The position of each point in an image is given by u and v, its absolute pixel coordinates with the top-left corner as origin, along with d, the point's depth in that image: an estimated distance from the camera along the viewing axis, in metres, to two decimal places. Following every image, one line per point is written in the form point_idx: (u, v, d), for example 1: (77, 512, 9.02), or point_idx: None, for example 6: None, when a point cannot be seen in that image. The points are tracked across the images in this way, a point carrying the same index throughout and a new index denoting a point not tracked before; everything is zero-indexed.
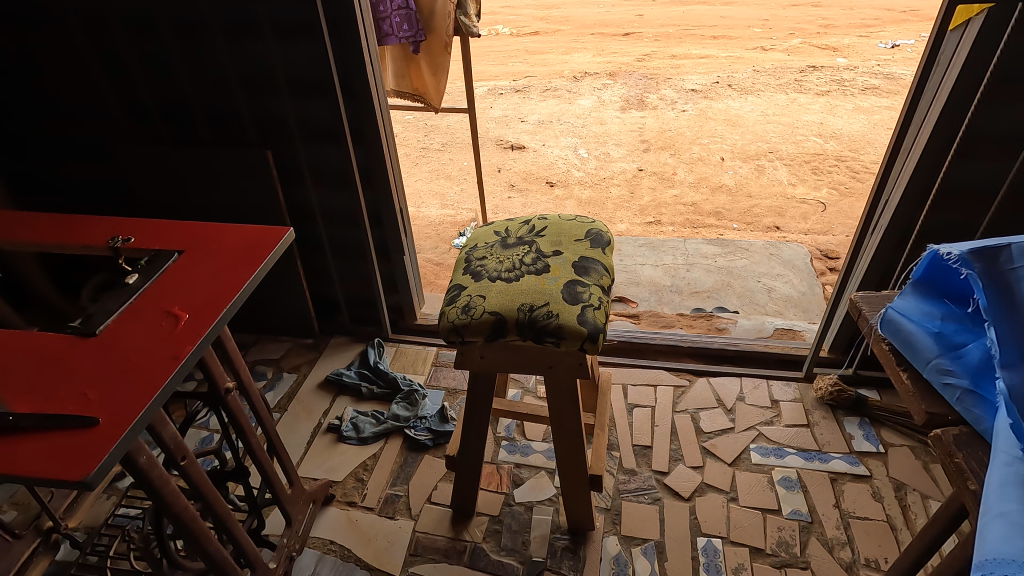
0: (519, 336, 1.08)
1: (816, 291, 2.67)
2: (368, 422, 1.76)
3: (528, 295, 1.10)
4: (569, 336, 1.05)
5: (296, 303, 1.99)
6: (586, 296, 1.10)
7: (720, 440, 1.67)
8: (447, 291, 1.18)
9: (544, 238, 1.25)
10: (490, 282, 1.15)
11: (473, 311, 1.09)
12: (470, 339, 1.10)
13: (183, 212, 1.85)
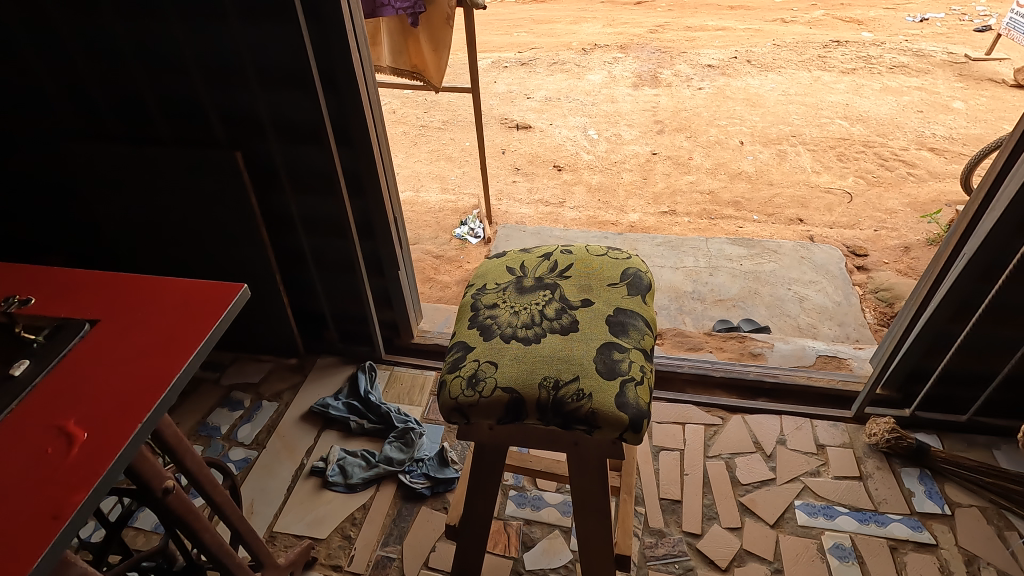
0: (541, 421, 0.85)
1: (852, 301, 2.43)
2: (358, 465, 1.54)
3: (552, 366, 0.86)
4: (605, 423, 0.82)
5: (276, 320, 1.75)
6: (625, 367, 0.87)
7: (760, 494, 1.46)
8: (448, 351, 0.94)
9: (569, 280, 1.00)
10: (502, 344, 0.91)
11: (482, 384, 0.86)
12: (477, 420, 0.87)
13: (144, 219, 1.59)
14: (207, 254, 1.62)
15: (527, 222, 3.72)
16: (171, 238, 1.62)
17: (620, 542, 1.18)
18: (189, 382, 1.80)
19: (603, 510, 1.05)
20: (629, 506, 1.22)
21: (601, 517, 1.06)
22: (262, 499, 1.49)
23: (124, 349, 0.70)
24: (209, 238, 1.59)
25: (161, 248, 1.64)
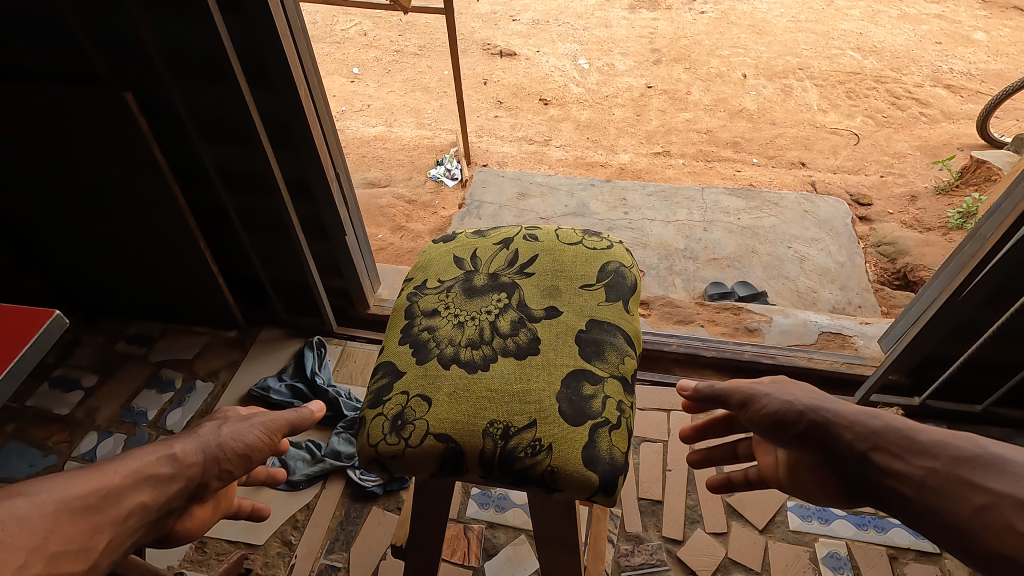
0: (484, 478, 0.66)
1: (856, 262, 2.23)
2: (301, 459, 1.36)
3: (502, 406, 0.67)
4: (567, 485, 0.63)
5: (206, 288, 1.52)
6: (598, 406, 0.67)
7: (749, 494, 1.31)
8: (371, 375, 0.74)
9: (531, 279, 0.79)
10: (440, 372, 0.70)
11: (410, 430, 0.66)
12: (403, 475, 0.67)
13: (32, 172, 1.32)
14: (112, 212, 1.36)
15: (509, 163, 3.41)
16: (69, 194, 1.35)
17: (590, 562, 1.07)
18: (114, 358, 1.59)
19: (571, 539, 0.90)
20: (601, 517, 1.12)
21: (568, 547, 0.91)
22: None
23: None
24: (111, 193, 1.32)
25: (57, 202, 1.38)
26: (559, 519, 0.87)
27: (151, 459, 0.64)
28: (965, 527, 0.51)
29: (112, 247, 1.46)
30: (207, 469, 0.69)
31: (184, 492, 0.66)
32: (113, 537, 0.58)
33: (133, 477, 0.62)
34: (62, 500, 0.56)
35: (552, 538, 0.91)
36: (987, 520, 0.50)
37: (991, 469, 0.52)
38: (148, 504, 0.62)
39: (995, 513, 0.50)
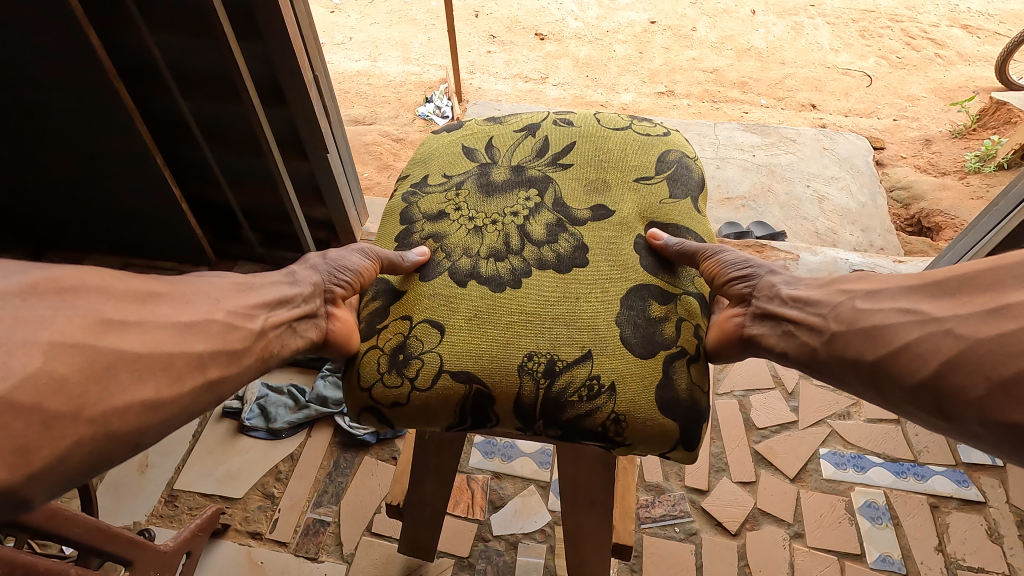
0: (519, 422, 0.62)
1: (879, 202, 2.09)
2: (284, 406, 1.22)
3: (539, 337, 0.63)
4: (635, 427, 0.60)
5: (169, 214, 1.34)
6: (670, 336, 0.63)
7: (779, 441, 1.20)
8: (361, 309, 0.69)
9: (569, 172, 0.75)
10: (450, 293, 0.66)
11: (418, 366, 0.62)
12: (410, 419, 0.63)
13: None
14: (51, 119, 1.16)
15: (504, 100, 3.17)
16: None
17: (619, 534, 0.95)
18: None
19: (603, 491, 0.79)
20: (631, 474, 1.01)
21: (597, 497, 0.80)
22: (160, 448, 1.17)
23: None
24: (45, 96, 1.11)
25: None
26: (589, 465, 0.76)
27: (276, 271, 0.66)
28: (819, 322, 0.58)
29: (55, 162, 1.26)
30: (331, 276, 0.69)
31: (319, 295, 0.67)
32: (275, 307, 0.61)
33: (266, 278, 0.64)
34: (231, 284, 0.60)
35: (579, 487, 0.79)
36: (836, 312, 0.57)
37: (859, 280, 0.59)
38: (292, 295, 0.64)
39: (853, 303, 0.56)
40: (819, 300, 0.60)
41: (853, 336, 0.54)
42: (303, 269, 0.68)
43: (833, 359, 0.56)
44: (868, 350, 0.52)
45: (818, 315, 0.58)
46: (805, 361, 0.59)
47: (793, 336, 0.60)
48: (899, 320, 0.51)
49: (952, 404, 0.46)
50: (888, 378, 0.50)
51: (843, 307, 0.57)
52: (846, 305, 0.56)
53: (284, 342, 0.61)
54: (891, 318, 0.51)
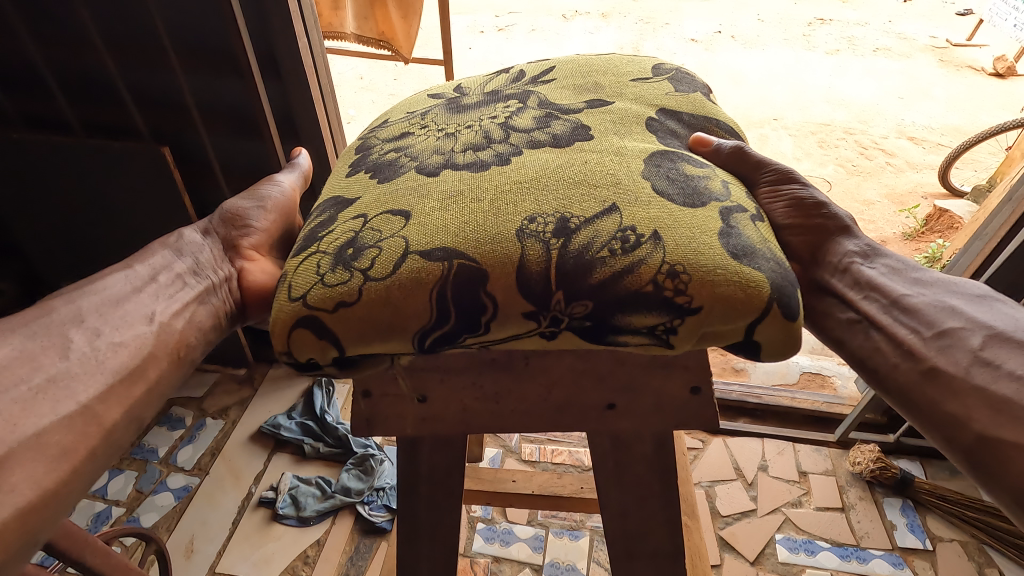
0: (529, 300, 0.49)
1: None
2: (312, 495, 1.41)
3: (542, 203, 0.53)
4: (702, 271, 0.48)
5: None
6: (715, 197, 0.56)
7: (740, 526, 1.39)
8: (308, 224, 0.60)
9: (551, 86, 0.74)
10: (419, 183, 0.58)
11: (374, 254, 0.51)
12: (355, 331, 0.50)
13: (54, 204, 1.38)
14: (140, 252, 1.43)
15: None
16: (98, 238, 1.41)
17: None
18: None
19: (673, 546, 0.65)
20: (700, 543, 0.92)
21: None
22: (203, 534, 1.35)
23: None
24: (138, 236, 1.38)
25: (87, 245, 1.44)
26: (650, 524, 0.64)
27: (162, 251, 0.67)
28: (924, 352, 0.52)
29: None
30: (225, 236, 0.73)
31: (219, 260, 0.70)
32: (179, 293, 0.62)
33: (154, 261, 0.65)
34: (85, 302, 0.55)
35: (635, 542, 0.65)
36: (953, 356, 0.50)
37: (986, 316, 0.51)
38: (187, 272, 0.65)
39: (977, 353, 0.49)
40: (930, 313, 0.54)
41: (967, 395, 0.48)
42: (188, 243, 0.70)
43: (930, 398, 0.51)
44: (978, 418, 0.46)
45: (922, 337, 0.53)
46: (889, 378, 0.54)
47: (879, 346, 0.56)
48: (1016, 403, 0.45)
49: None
50: (996, 461, 0.44)
51: (963, 351, 0.50)
52: (965, 347, 0.50)
53: (201, 322, 0.61)
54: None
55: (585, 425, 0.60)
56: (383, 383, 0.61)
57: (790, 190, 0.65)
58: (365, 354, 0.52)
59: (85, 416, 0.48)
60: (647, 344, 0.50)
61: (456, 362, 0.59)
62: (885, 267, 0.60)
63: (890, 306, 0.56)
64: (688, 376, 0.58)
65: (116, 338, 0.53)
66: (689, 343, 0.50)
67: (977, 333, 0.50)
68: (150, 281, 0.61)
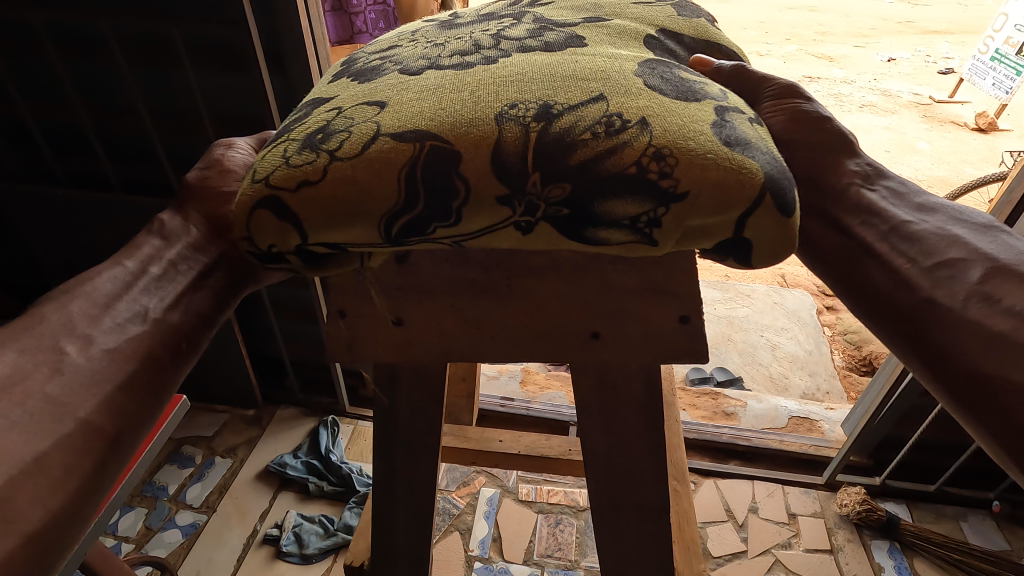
0: (502, 180, 0.44)
1: (823, 350, 2.42)
2: (315, 533, 1.46)
3: (524, 89, 0.48)
4: (693, 154, 0.43)
5: (232, 368, 1.63)
6: (711, 93, 0.51)
7: (732, 568, 1.42)
8: (292, 115, 0.54)
9: (549, 5, 0.67)
10: (400, 80, 0.52)
11: (343, 136, 0.46)
12: (319, 215, 0.45)
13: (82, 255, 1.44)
14: None
15: None
16: None
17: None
18: None
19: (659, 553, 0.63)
20: (689, 506, 0.90)
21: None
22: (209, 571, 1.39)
23: None
24: None
25: None
26: (629, 531, 0.62)
27: (149, 241, 0.57)
28: (920, 283, 0.47)
29: None
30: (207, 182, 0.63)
31: (210, 235, 0.60)
32: (172, 284, 0.53)
33: (143, 254, 0.55)
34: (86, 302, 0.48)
35: (621, 492, 0.60)
36: (950, 289, 0.45)
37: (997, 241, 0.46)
38: (177, 256, 0.56)
39: (977, 287, 0.43)
40: (931, 242, 0.48)
41: (957, 330, 0.43)
42: (170, 221, 0.60)
43: (926, 327, 0.45)
44: (971, 355, 0.41)
45: (919, 268, 0.47)
46: (884, 311, 0.49)
47: (872, 278, 0.50)
48: (1013, 339, 0.40)
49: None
50: (984, 396, 0.39)
51: (961, 284, 0.44)
52: (963, 282, 0.44)
53: (198, 310, 0.54)
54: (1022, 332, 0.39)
55: (567, 356, 0.54)
56: (359, 301, 0.55)
57: (793, 107, 0.60)
58: (325, 247, 0.47)
59: (88, 433, 0.41)
60: (627, 242, 0.45)
61: (432, 283, 0.55)
62: (888, 191, 0.54)
63: (888, 233, 0.51)
64: (679, 304, 0.52)
65: (109, 343, 0.46)
66: (677, 239, 0.45)
67: (979, 266, 0.44)
68: (140, 275, 0.52)
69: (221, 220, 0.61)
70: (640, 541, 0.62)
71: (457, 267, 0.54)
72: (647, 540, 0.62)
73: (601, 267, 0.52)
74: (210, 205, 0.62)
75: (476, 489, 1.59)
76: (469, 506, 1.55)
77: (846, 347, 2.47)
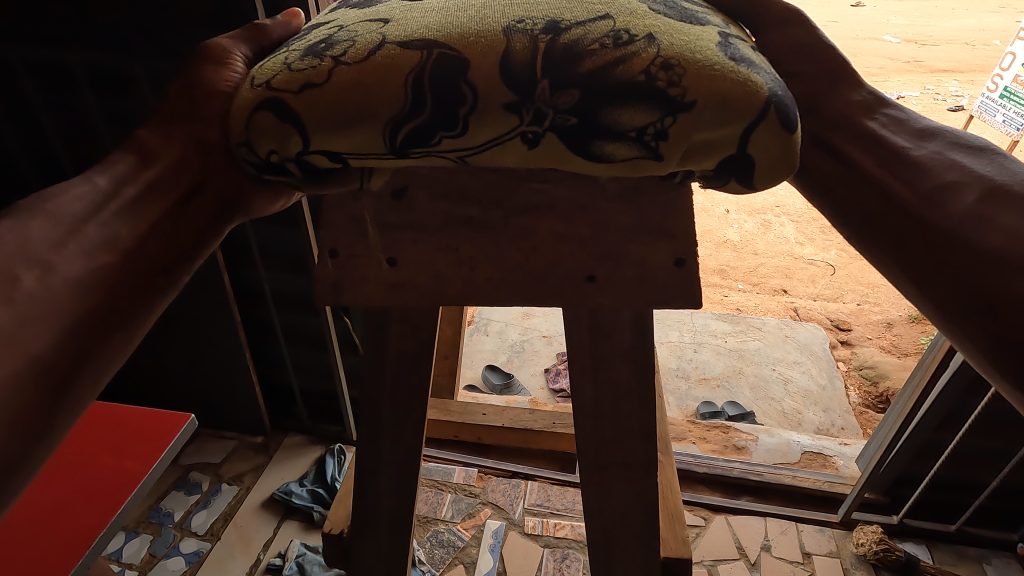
0: (511, 87, 0.46)
1: (837, 386, 2.38)
2: (317, 563, 1.44)
3: (530, 8, 0.50)
4: (700, 66, 0.45)
5: (242, 394, 1.65)
6: (712, 21, 0.53)
7: None
8: (294, 37, 0.57)
9: None
10: (406, 6, 0.54)
11: (347, 45, 0.49)
12: (321, 115, 0.47)
13: None
14: (175, 327, 1.51)
15: None
16: None
17: (669, 541, 0.82)
18: None
19: (648, 531, 0.65)
20: (673, 474, 0.93)
21: (633, 563, 0.67)
22: None
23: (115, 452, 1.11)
24: (180, 312, 1.47)
25: None
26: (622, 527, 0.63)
27: (125, 156, 0.50)
28: (917, 207, 0.46)
29: (167, 359, 1.60)
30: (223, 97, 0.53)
31: (193, 154, 0.52)
32: (148, 207, 0.48)
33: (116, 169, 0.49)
34: (53, 220, 0.43)
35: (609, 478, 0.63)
36: (946, 211, 0.44)
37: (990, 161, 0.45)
38: (156, 176, 0.50)
39: (972, 209, 0.43)
40: (930, 165, 0.47)
41: (959, 251, 0.42)
42: (150, 138, 0.52)
43: (922, 247, 0.44)
44: (971, 275, 0.40)
45: (916, 192, 0.46)
46: (876, 232, 0.48)
47: (866, 203, 0.49)
48: (1014, 258, 0.39)
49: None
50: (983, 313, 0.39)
51: (956, 206, 0.44)
52: (959, 204, 0.43)
53: (176, 239, 0.48)
54: (1019, 248, 0.39)
55: (565, 300, 0.56)
56: (350, 238, 0.57)
57: (796, 33, 0.60)
58: (325, 157, 0.49)
59: (40, 371, 0.37)
60: (633, 157, 0.47)
61: (430, 219, 0.56)
62: (889, 118, 0.53)
63: (886, 159, 0.50)
64: (674, 245, 0.55)
65: (70, 274, 0.42)
66: (685, 157, 0.47)
67: (974, 189, 0.43)
68: (111, 197, 0.47)
69: (209, 137, 0.52)
70: (628, 522, 0.65)
71: (454, 201, 0.56)
72: (633, 502, 0.64)
73: (599, 206, 0.55)
74: (200, 122, 0.52)
75: (482, 521, 1.56)
76: (473, 539, 1.52)
77: (862, 382, 2.42)
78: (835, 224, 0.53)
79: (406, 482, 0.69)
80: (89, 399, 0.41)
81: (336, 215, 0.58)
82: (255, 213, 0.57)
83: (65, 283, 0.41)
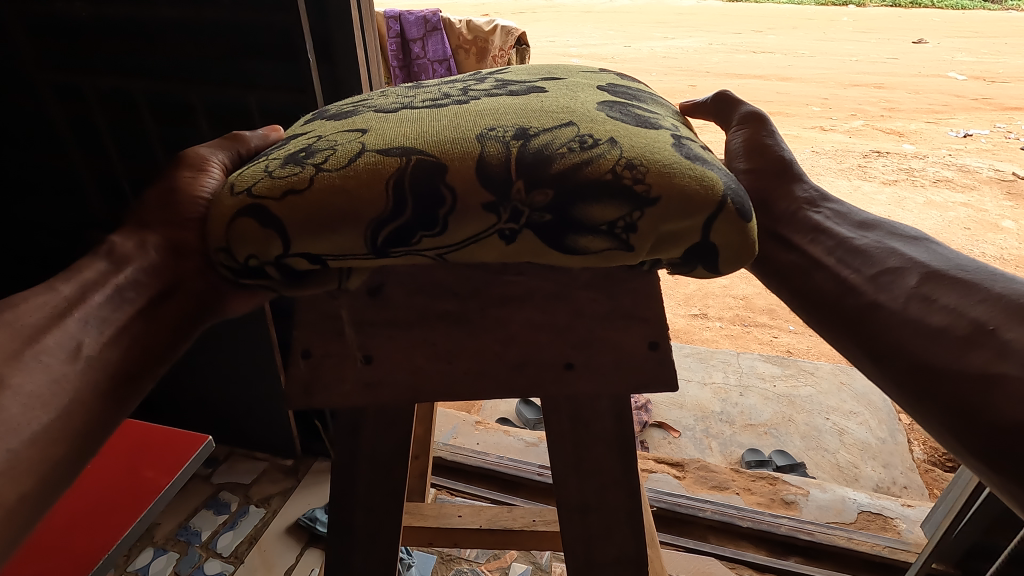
0: (488, 187, 0.46)
1: (899, 440, 2.19)
2: None
3: (500, 118, 0.51)
4: (661, 165, 0.46)
5: (274, 418, 1.66)
6: (665, 125, 0.53)
7: None
8: (274, 147, 0.58)
9: (516, 69, 0.71)
10: (382, 117, 0.55)
11: (329, 152, 0.49)
12: (304, 219, 0.47)
13: None
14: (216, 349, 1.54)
15: None
16: None
17: None
18: None
19: None
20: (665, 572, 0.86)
21: None
22: None
23: (137, 469, 1.13)
24: (222, 336, 1.50)
25: None
26: None
27: (97, 261, 0.52)
28: (865, 289, 0.51)
29: (205, 379, 1.63)
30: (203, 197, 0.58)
31: (169, 258, 0.54)
32: (117, 314, 0.49)
33: (86, 275, 0.50)
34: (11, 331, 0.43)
35: None
36: (891, 293, 0.49)
37: (919, 248, 0.52)
38: (126, 279, 0.51)
39: (914, 290, 0.48)
40: (874, 254, 0.53)
41: (900, 328, 0.47)
42: (121, 244, 0.54)
43: (875, 326, 0.49)
44: (917, 350, 0.44)
45: (864, 277, 0.52)
46: (830, 313, 0.53)
47: (819, 285, 0.55)
48: (951, 333, 0.43)
49: (986, 428, 0.37)
50: (929, 384, 0.42)
51: (900, 289, 0.49)
52: (902, 287, 0.48)
53: (144, 344, 0.50)
54: (959, 325, 0.43)
55: (541, 388, 0.56)
56: (324, 339, 0.58)
57: (757, 130, 0.73)
58: (305, 260, 0.49)
59: None
60: (606, 249, 0.47)
61: (405, 314, 0.57)
62: (831, 213, 0.61)
63: (835, 248, 0.57)
64: (647, 329, 0.55)
65: (27, 387, 0.41)
66: (653, 248, 0.48)
67: (915, 273, 0.49)
68: (78, 303, 0.48)
69: (184, 239, 0.55)
70: None
71: (430, 297, 0.57)
72: None
73: (572, 294, 0.56)
74: (175, 226, 0.56)
75: (507, 563, 1.49)
76: None
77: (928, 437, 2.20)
78: (795, 308, 0.58)
79: (391, 556, 0.67)
80: (38, 519, 0.40)
81: (309, 314, 0.58)
82: (230, 312, 0.58)
83: (21, 398, 0.41)
